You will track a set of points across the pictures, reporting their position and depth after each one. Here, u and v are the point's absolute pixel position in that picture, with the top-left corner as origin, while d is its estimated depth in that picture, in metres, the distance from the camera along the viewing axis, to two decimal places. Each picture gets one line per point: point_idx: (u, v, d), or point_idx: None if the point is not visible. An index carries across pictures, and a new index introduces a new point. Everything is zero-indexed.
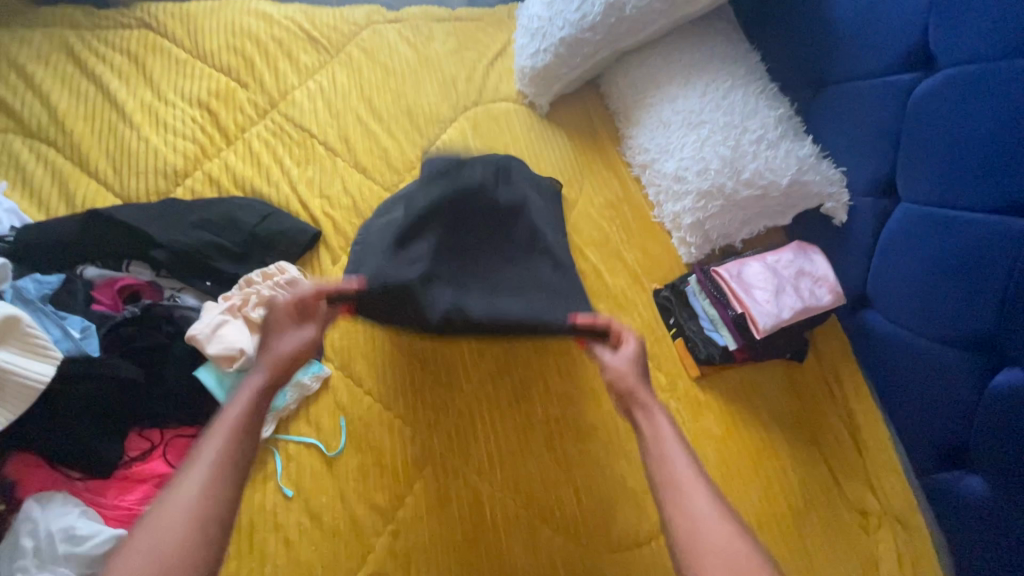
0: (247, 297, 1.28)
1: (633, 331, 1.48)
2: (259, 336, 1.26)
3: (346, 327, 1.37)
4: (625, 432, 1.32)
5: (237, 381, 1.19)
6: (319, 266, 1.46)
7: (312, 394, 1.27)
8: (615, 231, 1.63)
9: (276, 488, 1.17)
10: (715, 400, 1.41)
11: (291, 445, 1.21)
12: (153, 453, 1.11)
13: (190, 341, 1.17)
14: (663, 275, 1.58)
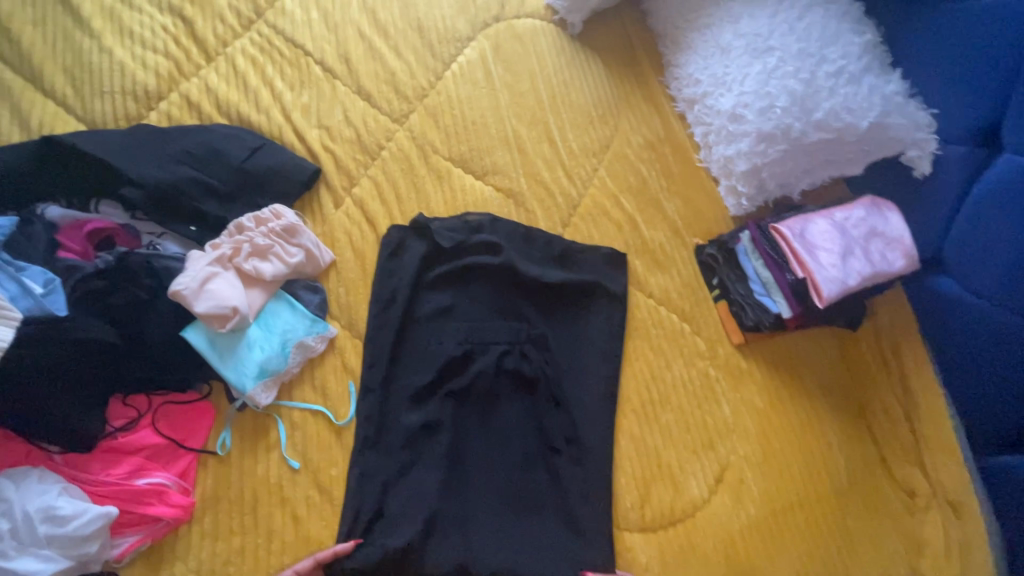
0: (239, 246, 1.12)
1: (672, 292, 1.34)
2: (255, 292, 1.12)
3: (352, 281, 1.22)
4: (660, 405, 1.23)
5: (231, 343, 1.06)
6: (320, 209, 1.28)
7: (318, 356, 1.14)
8: (654, 176, 1.45)
9: (281, 460, 1.06)
10: (760, 369, 1.29)
11: (296, 412, 1.10)
12: (140, 422, 1.00)
13: (175, 298, 1.02)
14: (706, 228, 1.41)
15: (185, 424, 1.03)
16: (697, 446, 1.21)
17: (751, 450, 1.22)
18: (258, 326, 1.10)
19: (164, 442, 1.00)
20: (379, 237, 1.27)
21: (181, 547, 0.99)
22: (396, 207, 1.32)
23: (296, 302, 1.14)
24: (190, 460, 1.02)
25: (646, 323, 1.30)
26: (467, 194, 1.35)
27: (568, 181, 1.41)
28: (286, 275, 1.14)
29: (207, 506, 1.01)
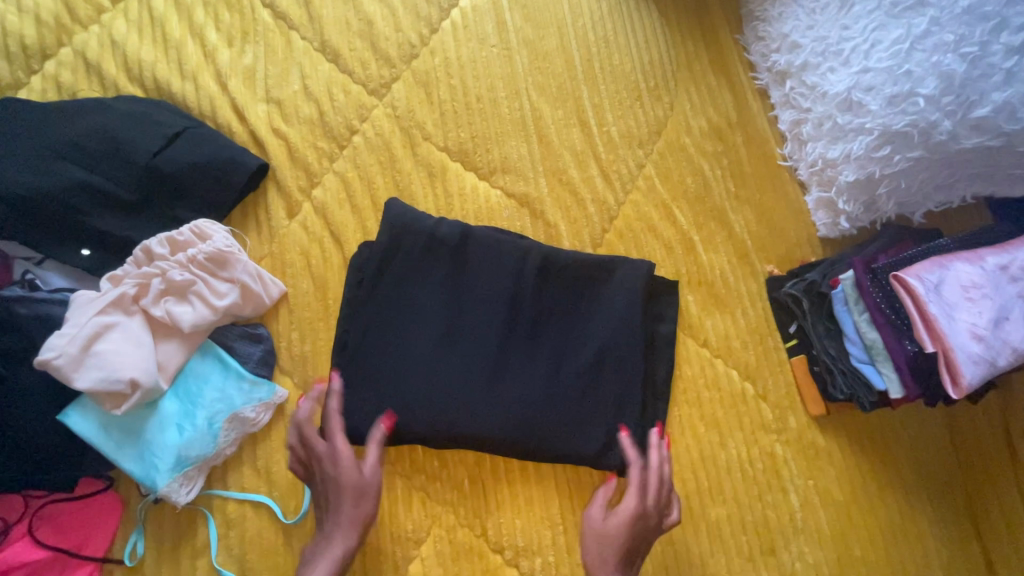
0: (146, 283, 0.81)
1: (732, 340, 1.02)
2: (169, 346, 0.82)
3: (310, 322, 0.92)
4: (710, 495, 0.95)
5: (137, 423, 0.78)
6: (269, 219, 0.96)
7: (260, 428, 0.86)
8: (717, 177, 1.09)
9: (210, 569, 0.81)
10: (840, 450, 0.99)
11: (231, 504, 0.83)
12: (11, 533, 0.75)
13: (45, 368, 0.72)
14: (784, 253, 1.06)
15: (80, 527, 0.78)
16: (754, 552, 0.93)
17: (823, 556, 0.94)
18: (176, 395, 0.81)
19: (50, 555, 0.75)
20: (346, 259, 0.95)
21: None
22: (371, 216, 0.98)
23: (228, 358, 0.85)
24: (90, 573, 0.77)
25: (696, 381, 0.99)
26: (467, 200, 1.00)
27: (604, 184, 1.05)
28: (213, 322, 0.84)
29: None
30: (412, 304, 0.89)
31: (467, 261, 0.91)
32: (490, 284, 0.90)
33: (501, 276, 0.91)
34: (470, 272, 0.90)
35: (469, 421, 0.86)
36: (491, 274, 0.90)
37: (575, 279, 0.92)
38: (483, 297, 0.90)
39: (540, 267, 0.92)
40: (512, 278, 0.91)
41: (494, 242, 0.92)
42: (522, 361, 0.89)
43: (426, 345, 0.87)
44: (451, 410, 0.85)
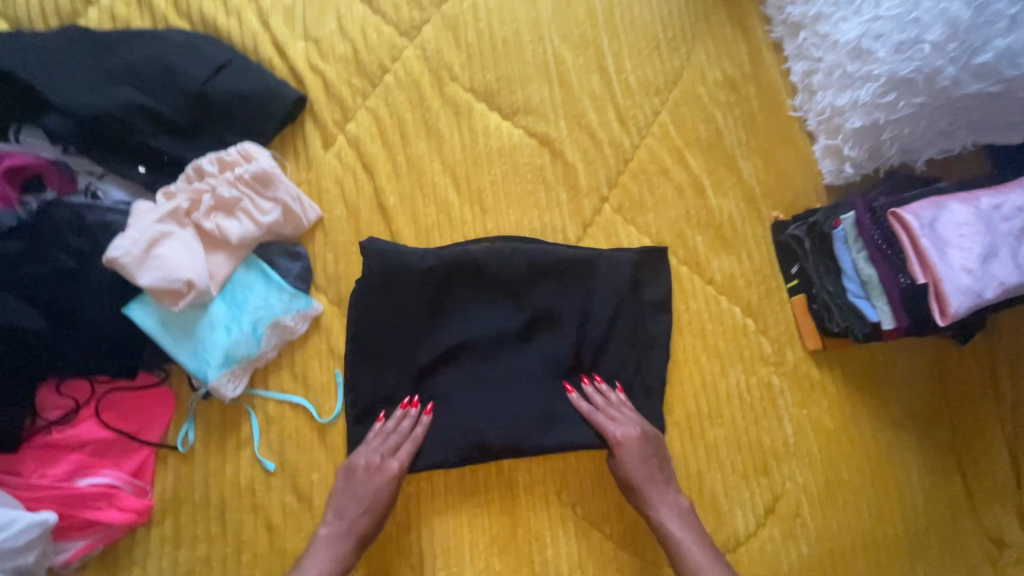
0: (199, 199, 0.89)
1: (737, 278, 1.08)
2: (219, 256, 0.89)
3: (344, 245, 0.99)
4: (709, 418, 1.02)
5: (191, 323, 0.86)
6: (306, 149, 1.02)
7: (298, 338, 0.94)
8: (729, 125, 1.14)
9: (253, 459, 0.90)
10: (834, 381, 1.05)
11: (272, 404, 0.92)
12: (81, 414, 0.83)
13: (112, 266, 0.80)
14: (790, 200, 1.12)
15: (138, 415, 0.86)
16: (748, 471, 1.01)
17: (812, 478, 1.01)
18: (224, 301, 0.89)
19: (113, 436, 0.84)
20: (377, 188, 1.02)
21: (140, 552, 0.86)
22: (401, 150, 1.05)
23: (270, 271, 0.92)
24: (146, 456, 0.86)
25: (701, 316, 1.06)
26: (490, 138, 1.06)
27: (620, 128, 1.11)
28: (258, 237, 0.91)
29: (168, 509, 0.87)
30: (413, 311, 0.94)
31: (471, 269, 0.95)
32: (494, 309, 0.96)
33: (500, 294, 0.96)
34: (477, 288, 0.96)
35: (500, 437, 0.91)
36: (487, 299, 0.96)
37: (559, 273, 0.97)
38: (489, 319, 0.95)
39: (529, 265, 0.96)
40: (507, 288, 0.96)
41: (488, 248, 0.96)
42: (531, 369, 0.95)
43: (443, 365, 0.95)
44: (484, 430, 0.91)
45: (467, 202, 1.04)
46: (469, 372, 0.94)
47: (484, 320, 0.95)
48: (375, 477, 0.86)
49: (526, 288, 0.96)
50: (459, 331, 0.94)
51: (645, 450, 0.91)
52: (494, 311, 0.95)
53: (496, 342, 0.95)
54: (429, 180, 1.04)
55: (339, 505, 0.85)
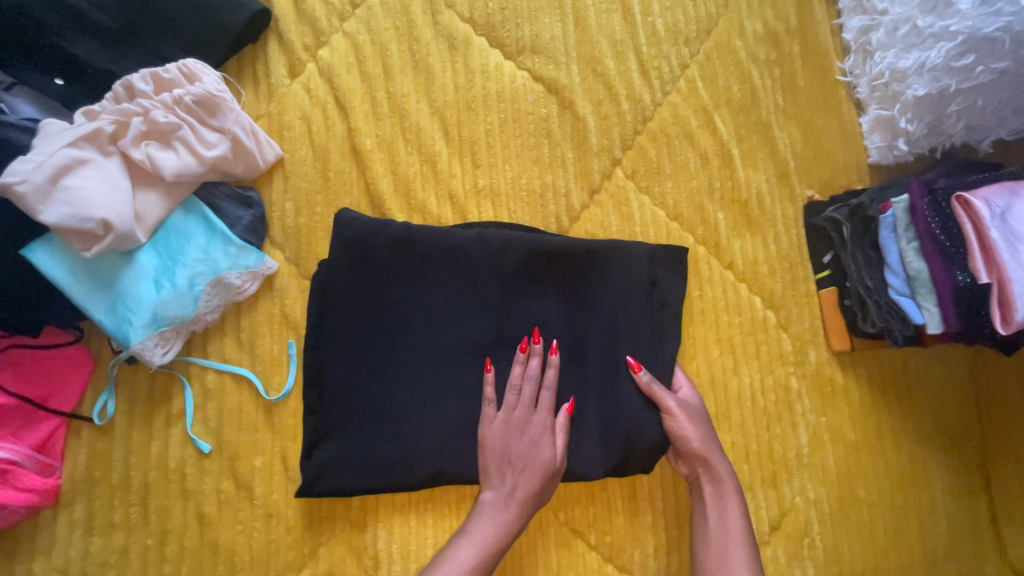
0: (126, 122, 0.72)
1: (760, 264, 0.94)
2: (149, 195, 0.74)
3: (307, 193, 0.84)
4: (716, 421, 0.90)
5: (109, 273, 0.71)
6: (267, 76, 0.86)
7: (247, 300, 0.80)
8: (766, 86, 0.98)
9: (185, 438, 0.76)
10: (859, 389, 0.93)
11: (210, 375, 0.78)
12: None
13: (6, 195, 0.65)
14: (828, 178, 0.97)
15: (45, 377, 0.72)
16: (755, 482, 0.89)
17: (825, 493, 0.90)
18: (154, 251, 0.74)
19: (12, 401, 0.70)
20: (352, 129, 0.87)
21: (43, 538, 0.73)
22: (382, 86, 0.88)
23: (214, 217, 0.77)
24: (56, 427, 0.73)
25: (717, 303, 0.93)
26: (489, 78, 0.90)
27: (641, 80, 0.95)
28: (199, 175, 0.75)
29: (79, 491, 0.74)
30: (383, 302, 0.79)
31: (450, 258, 0.81)
32: (468, 299, 0.80)
33: (483, 284, 0.81)
34: (460, 275, 0.81)
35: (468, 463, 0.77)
36: (466, 290, 0.81)
37: (558, 273, 0.82)
38: (467, 313, 0.80)
39: (527, 258, 0.82)
40: (493, 281, 0.81)
41: (476, 239, 0.82)
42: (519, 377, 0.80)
43: (408, 363, 0.78)
44: (451, 453, 0.77)
45: (457, 153, 0.88)
46: (438, 379, 0.79)
47: (459, 312, 0.80)
48: (547, 436, 0.76)
49: (519, 279, 0.82)
50: (429, 326, 0.80)
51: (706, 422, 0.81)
52: (472, 304, 0.80)
53: (473, 337, 0.80)
54: (413, 124, 0.88)
55: (504, 452, 0.75)
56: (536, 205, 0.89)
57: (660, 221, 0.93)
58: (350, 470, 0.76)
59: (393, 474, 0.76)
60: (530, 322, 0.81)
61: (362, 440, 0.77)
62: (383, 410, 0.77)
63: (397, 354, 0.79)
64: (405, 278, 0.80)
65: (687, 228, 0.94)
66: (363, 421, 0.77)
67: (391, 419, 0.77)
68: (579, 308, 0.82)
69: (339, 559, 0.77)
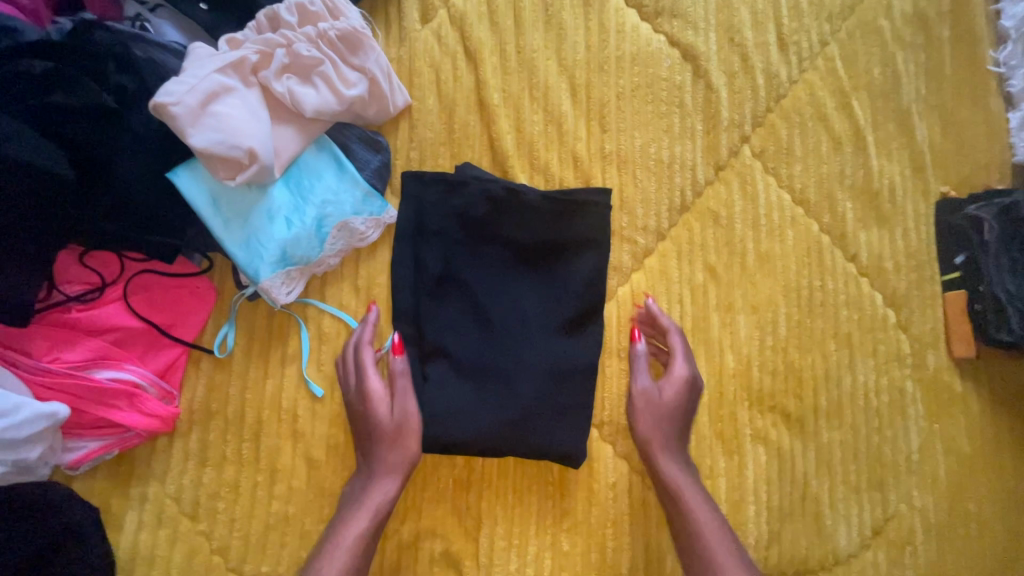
0: (270, 53, 0.71)
1: (887, 258, 0.89)
2: (286, 129, 0.72)
3: (432, 144, 0.81)
4: (826, 416, 0.86)
5: (245, 207, 0.70)
6: (399, 20, 0.84)
7: (366, 249, 0.78)
8: (910, 69, 0.92)
9: (299, 381, 0.76)
10: (978, 399, 0.88)
11: (326, 320, 0.77)
12: (105, 294, 0.69)
13: (160, 115, 0.64)
14: (967, 174, 0.91)
15: (172, 305, 0.72)
16: (861, 483, 0.85)
17: (933, 502, 0.86)
18: (286, 188, 0.73)
19: (141, 326, 0.70)
20: (480, 81, 0.83)
21: (159, 464, 0.73)
22: (513, 38, 0.85)
23: (345, 159, 0.75)
24: (177, 356, 0.73)
25: (837, 294, 0.88)
26: (624, 39, 0.86)
27: (778, 54, 0.90)
28: (336, 114, 0.73)
29: (196, 421, 0.74)
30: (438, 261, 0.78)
31: (568, 228, 0.79)
32: (587, 263, 0.79)
33: (567, 255, 0.79)
34: (497, 236, 0.79)
35: (507, 437, 0.74)
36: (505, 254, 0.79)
37: (575, 225, 0.79)
38: (583, 283, 0.79)
39: (551, 213, 0.79)
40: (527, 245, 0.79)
41: (508, 194, 0.78)
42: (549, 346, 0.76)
43: (459, 334, 0.77)
44: (492, 431, 0.74)
45: (584, 116, 0.85)
46: (489, 350, 0.76)
47: (564, 290, 0.78)
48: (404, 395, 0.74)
49: (546, 236, 0.79)
50: (552, 296, 0.78)
51: (681, 418, 0.78)
52: (589, 272, 0.78)
53: (592, 305, 0.79)
54: (542, 82, 0.85)
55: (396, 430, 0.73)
56: (661, 175, 0.85)
57: (785, 204, 0.88)
58: (475, 424, 0.74)
59: (512, 440, 0.74)
60: (558, 289, 0.78)
61: (484, 398, 0.75)
62: (503, 369, 0.76)
63: (518, 323, 0.77)
64: (525, 248, 0.79)
65: (814, 214, 0.89)
66: (489, 387, 0.75)
67: (514, 379, 0.75)
68: (592, 263, 0.79)
69: (443, 515, 0.76)
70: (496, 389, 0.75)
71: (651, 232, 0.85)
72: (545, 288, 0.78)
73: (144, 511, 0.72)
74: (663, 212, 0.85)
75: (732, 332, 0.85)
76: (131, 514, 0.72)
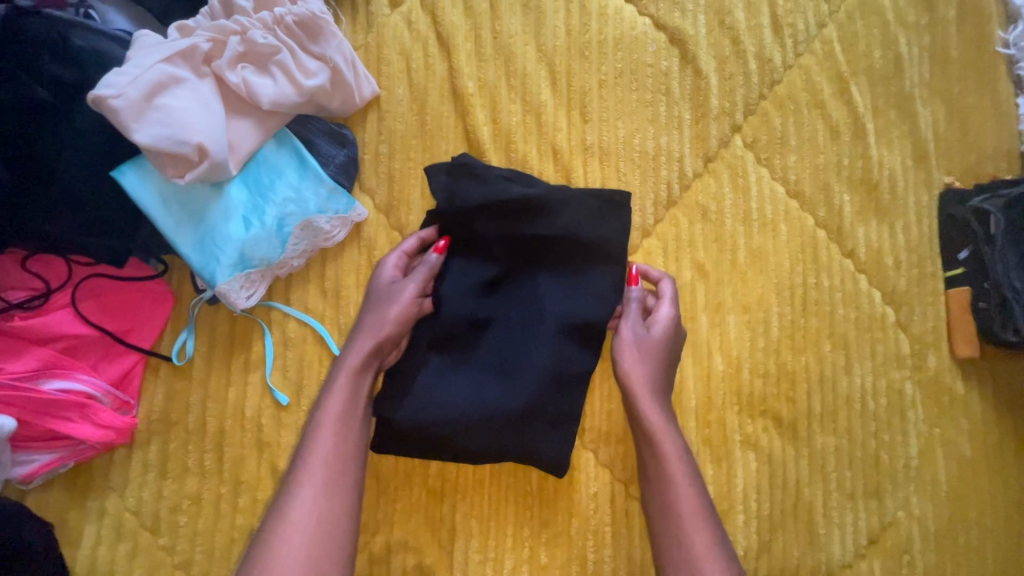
0: (223, 41, 0.66)
1: (886, 254, 0.85)
2: (243, 123, 0.68)
3: (402, 136, 0.77)
4: (820, 421, 0.82)
5: (199, 206, 0.66)
6: (367, 5, 0.79)
7: (333, 248, 0.74)
8: (913, 52, 0.87)
9: (263, 388, 0.72)
10: (981, 401, 0.84)
11: (291, 324, 0.73)
12: (52, 300, 0.66)
13: (101, 109, 0.60)
14: (972, 164, 0.86)
15: (126, 310, 0.68)
16: (857, 491, 0.82)
17: (932, 510, 0.82)
18: (244, 186, 0.68)
19: (93, 333, 0.67)
20: (453, 69, 0.79)
21: (117, 476, 0.70)
22: (488, 23, 0.80)
23: (307, 154, 0.71)
24: (133, 363, 0.69)
25: (833, 291, 0.83)
26: (607, 23, 0.81)
27: (772, 37, 0.84)
28: (296, 105, 0.69)
29: (155, 431, 0.71)
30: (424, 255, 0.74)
31: (577, 228, 0.73)
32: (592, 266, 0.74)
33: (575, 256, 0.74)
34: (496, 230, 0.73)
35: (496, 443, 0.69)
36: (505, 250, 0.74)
37: (587, 224, 0.73)
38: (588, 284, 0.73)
39: (560, 212, 0.73)
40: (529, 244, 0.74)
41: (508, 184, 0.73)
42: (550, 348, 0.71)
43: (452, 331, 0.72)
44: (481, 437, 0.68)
45: (564, 105, 0.80)
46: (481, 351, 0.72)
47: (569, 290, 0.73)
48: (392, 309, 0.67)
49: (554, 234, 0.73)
50: (554, 295, 0.73)
51: (669, 360, 0.70)
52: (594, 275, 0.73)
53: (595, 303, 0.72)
54: (519, 70, 0.80)
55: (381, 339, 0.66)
56: (647, 168, 0.81)
57: (778, 198, 0.83)
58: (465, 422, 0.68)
59: (500, 441, 0.69)
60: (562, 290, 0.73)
61: (480, 397, 0.69)
62: (502, 368, 0.71)
63: (514, 324, 0.72)
64: (524, 245, 0.74)
65: (808, 208, 0.84)
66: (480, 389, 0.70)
67: (515, 380, 0.70)
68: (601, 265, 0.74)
69: (416, 527, 0.73)
70: (491, 388, 0.69)
71: (635, 228, 0.80)
72: (546, 287, 0.73)
73: (102, 525, 0.69)
74: (648, 206, 0.80)
75: (721, 334, 0.81)
76: (89, 528, 0.69)
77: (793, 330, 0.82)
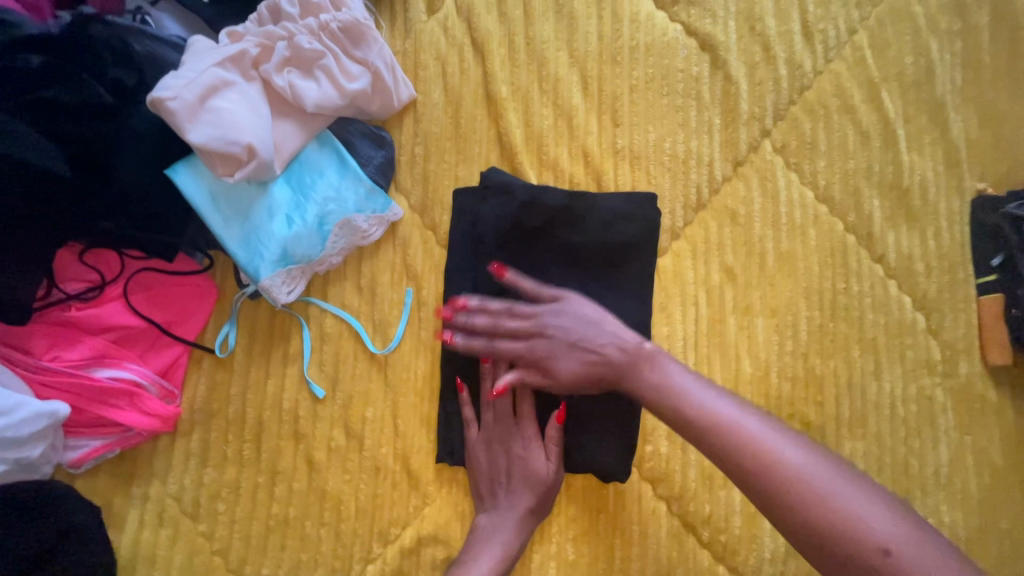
0: (270, 46, 0.69)
1: (917, 259, 0.84)
2: (287, 124, 0.70)
3: (437, 139, 0.79)
4: (849, 426, 0.82)
5: (244, 205, 0.69)
6: (405, 11, 0.81)
7: (370, 248, 0.76)
8: (946, 58, 0.87)
9: (301, 381, 0.74)
10: (1014, 409, 0.83)
11: (328, 319, 0.75)
12: (105, 292, 0.69)
13: (158, 110, 0.63)
14: (1006, 170, 0.86)
15: (173, 303, 0.71)
16: None
17: (963, 518, 0.81)
18: (287, 185, 0.71)
19: (142, 324, 0.70)
20: (488, 74, 0.81)
21: (161, 463, 0.73)
22: (522, 29, 0.82)
23: (348, 155, 0.74)
24: (178, 355, 0.72)
25: (862, 295, 0.83)
26: (638, 29, 0.83)
27: (803, 43, 0.85)
28: (338, 108, 0.72)
29: (197, 420, 0.73)
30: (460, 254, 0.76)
31: (604, 240, 0.76)
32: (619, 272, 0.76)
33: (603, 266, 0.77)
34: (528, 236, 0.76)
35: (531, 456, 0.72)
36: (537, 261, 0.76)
37: (615, 235, 0.76)
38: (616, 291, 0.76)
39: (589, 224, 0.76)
40: (561, 253, 0.76)
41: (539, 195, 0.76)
42: None
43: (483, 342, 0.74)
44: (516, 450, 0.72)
45: (595, 109, 0.82)
46: None
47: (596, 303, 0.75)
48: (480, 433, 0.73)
49: (583, 246, 0.76)
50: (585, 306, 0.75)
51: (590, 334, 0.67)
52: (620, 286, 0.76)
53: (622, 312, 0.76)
54: (552, 74, 0.81)
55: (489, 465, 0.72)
56: (676, 171, 0.82)
57: (808, 202, 0.84)
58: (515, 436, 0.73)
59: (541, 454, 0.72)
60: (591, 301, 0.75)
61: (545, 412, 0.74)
62: None
63: None
64: (557, 250, 0.76)
65: (837, 213, 0.84)
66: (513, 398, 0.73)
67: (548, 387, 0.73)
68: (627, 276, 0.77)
69: (446, 521, 0.73)
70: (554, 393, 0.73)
71: (664, 231, 0.81)
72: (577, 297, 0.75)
73: (145, 510, 0.72)
74: (677, 209, 0.81)
75: (749, 337, 0.81)
76: (133, 513, 0.72)
77: (822, 335, 0.82)
